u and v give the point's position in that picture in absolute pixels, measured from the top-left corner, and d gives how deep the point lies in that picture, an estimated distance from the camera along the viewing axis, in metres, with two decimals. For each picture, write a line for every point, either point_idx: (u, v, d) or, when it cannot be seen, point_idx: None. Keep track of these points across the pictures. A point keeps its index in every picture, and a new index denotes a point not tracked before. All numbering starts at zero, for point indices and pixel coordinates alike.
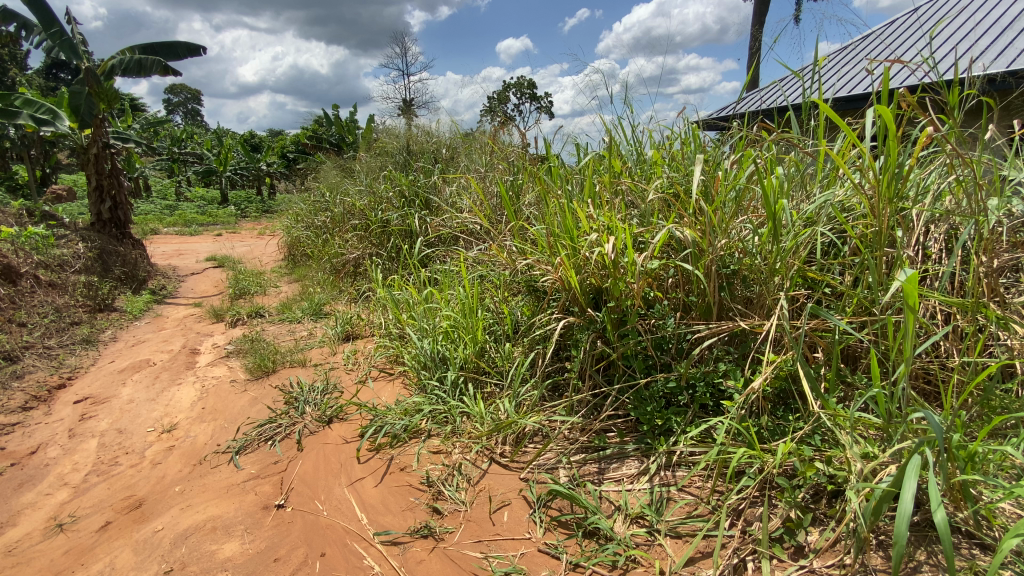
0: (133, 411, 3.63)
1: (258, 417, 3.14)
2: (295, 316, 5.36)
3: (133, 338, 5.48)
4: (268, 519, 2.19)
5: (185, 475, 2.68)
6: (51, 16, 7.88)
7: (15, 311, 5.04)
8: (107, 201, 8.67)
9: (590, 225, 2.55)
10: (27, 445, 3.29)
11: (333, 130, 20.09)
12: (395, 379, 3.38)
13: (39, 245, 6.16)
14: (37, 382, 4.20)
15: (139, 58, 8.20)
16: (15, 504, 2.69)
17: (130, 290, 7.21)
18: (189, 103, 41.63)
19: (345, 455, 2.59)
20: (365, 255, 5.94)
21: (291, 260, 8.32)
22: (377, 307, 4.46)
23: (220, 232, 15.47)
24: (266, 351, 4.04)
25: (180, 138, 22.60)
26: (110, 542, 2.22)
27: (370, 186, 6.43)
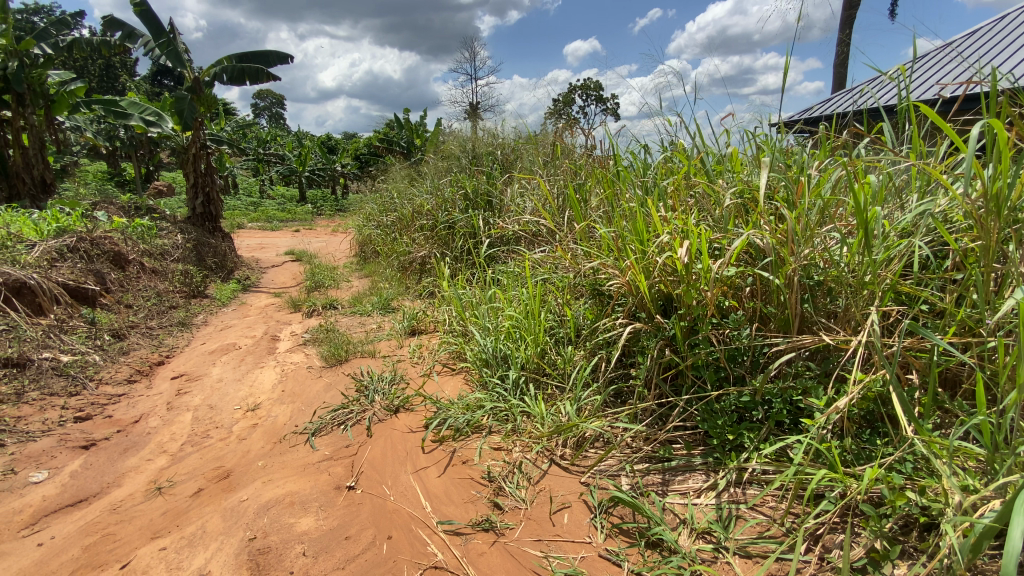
0: (222, 389, 3.96)
1: (331, 402, 3.34)
2: (365, 309, 5.63)
3: (221, 323, 5.96)
4: (340, 499, 2.32)
5: (266, 452, 2.89)
6: (158, 26, 8.73)
7: (124, 294, 5.60)
8: (201, 197, 9.48)
9: (661, 228, 2.49)
10: (132, 414, 3.66)
11: (404, 133, 20.91)
12: (458, 374, 3.47)
13: (144, 235, 6.83)
14: (140, 358, 4.65)
15: (240, 66, 8.96)
16: (122, 466, 2.99)
17: (219, 279, 7.85)
18: (274, 108, 44.66)
19: (411, 445, 2.69)
20: (431, 254, 6.13)
21: (361, 256, 8.74)
22: (442, 304, 4.60)
23: (298, 228, 16.50)
24: (339, 341, 4.28)
25: (266, 140, 24.34)
26: (202, 508, 2.43)
27: (436, 187, 6.63)
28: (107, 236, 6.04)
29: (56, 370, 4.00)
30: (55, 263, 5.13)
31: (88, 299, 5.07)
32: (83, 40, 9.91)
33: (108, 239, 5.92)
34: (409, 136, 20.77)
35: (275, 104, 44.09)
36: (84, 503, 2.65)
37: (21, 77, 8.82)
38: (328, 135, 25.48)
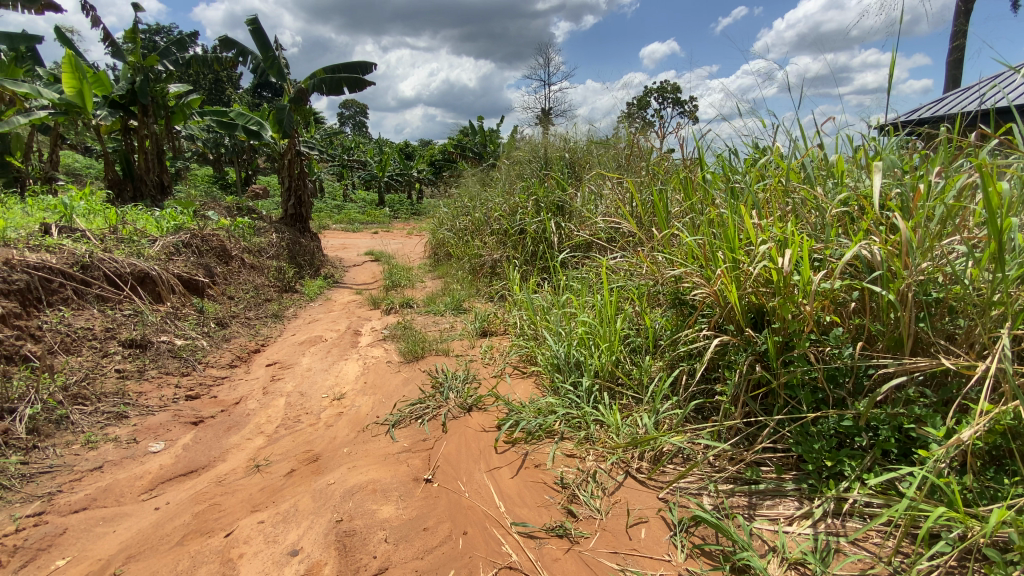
0: (311, 377, 4.26)
1: (410, 397, 3.48)
2: (439, 309, 5.81)
3: (308, 317, 6.39)
4: (418, 490, 2.41)
5: (351, 439, 3.06)
6: (264, 43, 9.55)
7: (227, 286, 6.16)
8: (294, 200, 10.24)
9: (755, 236, 2.36)
10: (233, 396, 4.01)
11: (477, 139, 21.44)
12: (529, 378, 3.48)
13: (245, 234, 7.47)
14: (240, 345, 5.10)
15: (333, 77, 9.59)
16: (226, 442, 3.29)
17: (307, 276, 8.43)
18: (358, 116, 47.29)
19: (485, 444, 2.74)
20: (502, 258, 6.21)
21: (434, 259, 9.04)
22: (513, 307, 4.64)
23: (376, 230, 17.37)
24: (415, 339, 4.45)
25: (350, 147, 25.88)
26: (295, 487, 2.62)
27: (508, 192, 6.71)
28: (214, 233, 6.66)
29: (172, 352, 4.47)
30: (172, 255, 5.69)
31: (197, 290, 5.61)
32: (199, 58, 11.04)
33: (215, 236, 6.52)
34: (482, 143, 21.34)
35: (359, 113, 46.61)
36: (194, 474, 2.93)
37: (148, 91, 9.92)
38: (406, 141, 26.66)
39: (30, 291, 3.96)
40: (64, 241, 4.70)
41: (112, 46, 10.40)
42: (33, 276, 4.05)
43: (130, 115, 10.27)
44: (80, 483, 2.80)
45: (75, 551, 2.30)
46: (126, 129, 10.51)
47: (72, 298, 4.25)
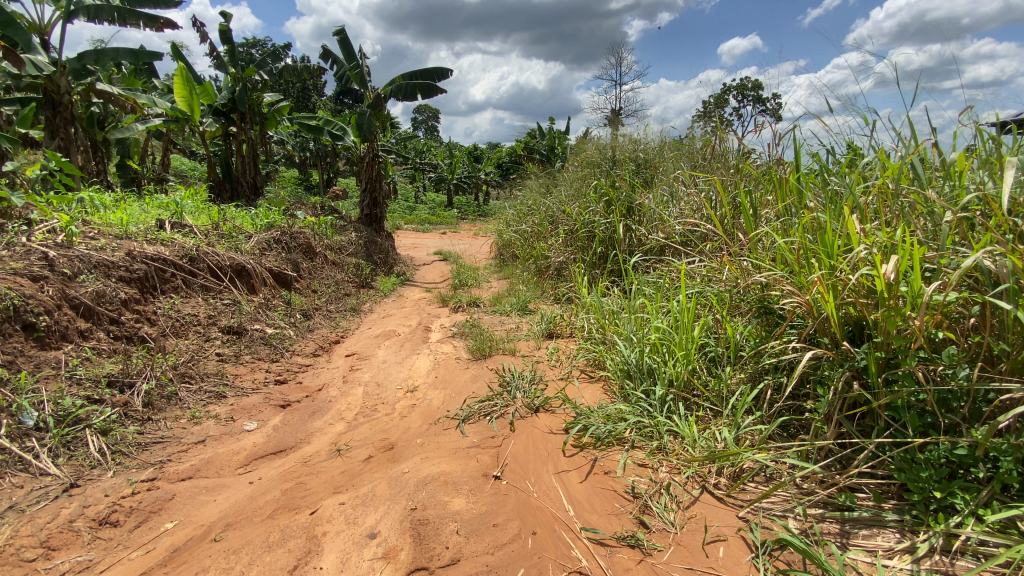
0: (386, 369, 4.46)
1: (479, 393, 3.55)
2: (505, 309, 5.86)
3: (382, 312, 6.70)
4: (488, 487, 2.45)
5: (424, 431, 3.18)
6: (351, 52, 10.12)
7: (311, 280, 6.59)
8: (369, 200, 10.71)
9: (856, 241, 2.19)
10: (316, 382, 4.28)
11: (545, 141, 21.59)
12: (597, 383, 3.41)
13: (327, 232, 7.95)
14: (322, 337, 5.44)
15: (410, 83, 9.99)
16: (311, 425, 3.52)
17: (381, 273, 8.85)
18: (430, 120, 48.79)
19: (553, 446, 2.74)
20: (569, 260, 6.15)
21: (500, 260, 9.16)
22: (581, 310, 4.57)
23: (444, 230, 17.91)
24: (483, 337, 4.54)
25: (422, 150, 26.85)
26: (373, 473, 2.75)
27: (576, 194, 6.65)
28: (301, 230, 7.13)
29: (263, 340, 4.85)
30: (265, 250, 6.14)
31: (285, 283, 6.04)
32: (291, 67, 11.86)
33: (301, 234, 6.97)
34: (550, 145, 21.48)
35: (431, 118, 48.06)
36: (283, 453, 3.16)
37: (246, 99, 10.81)
38: (475, 144, 27.22)
39: (148, 279, 4.40)
40: (175, 235, 5.14)
41: (216, 60, 11.43)
42: (150, 266, 4.48)
43: (230, 122, 11.22)
44: (186, 454, 3.11)
45: (182, 517, 2.55)
46: (226, 134, 11.47)
47: (181, 286, 4.69)
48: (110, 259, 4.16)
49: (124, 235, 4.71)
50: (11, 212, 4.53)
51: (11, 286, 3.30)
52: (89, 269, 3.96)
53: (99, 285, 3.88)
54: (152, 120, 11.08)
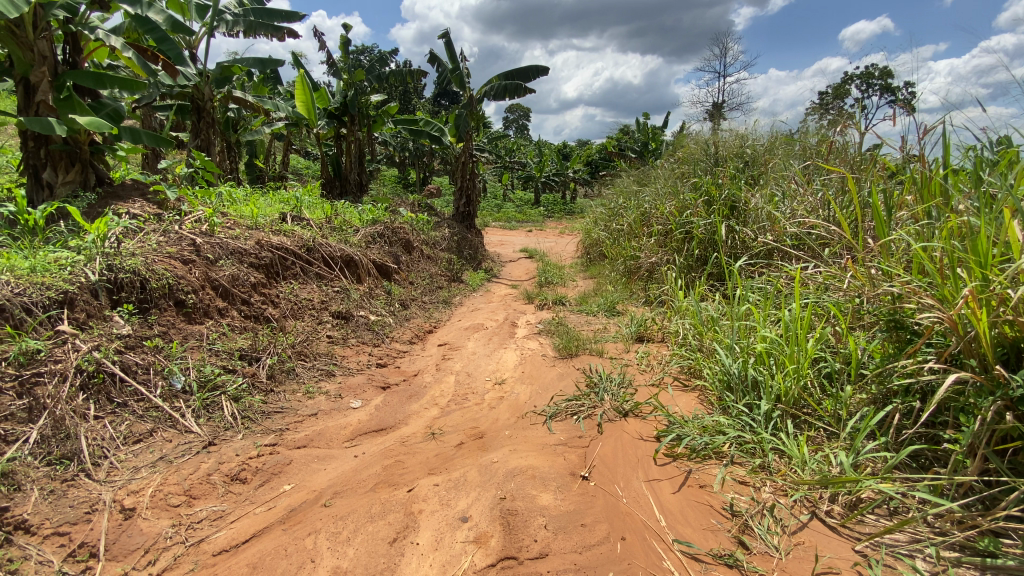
0: (476, 360, 4.62)
1: (566, 391, 3.56)
2: (592, 310, 5.79)
3: (470, 306, 6.93)
4: (575, 486, 2.45)
5: (512, 424, 3.26)
6: (451, 55, 10.50)
7: (408, 273, 6.98)
8: (464, 199, 11.17)
9: (1018, 249, 1.89)
10: (412, 368, 4.54)
11: (639, 138, 21.07)
12: (692, 392, 3.25)
13: (424, 227, 8.37)
14: (417, 326, 5.80)
15: (506, 83, 10.17)
16: (407, 408, 3.74)
17: (471, 268, 9.14)
18: (521, 119, 49.24)
19: (642, 453, 2.66)
20: (663, 261, 5.90)
21: (587, 259, 9.05)
22: (675, 314, 4.38)
23: (531, 228, 18.10)
24: (570, 336, 4.54)
25: (513, 149, 27.28)
26: (464, 459, 2.87)
27: (672, 193, 6.37)
28: (401, 225, 7.55)
29: (367, 326, 5.24)
30: (370, 243, 6.57)
31: (386, 274, 6.43)
32: (396, 72, 12.56)
33: (401, 229, 7.38)
34: (643, 142, 20.89)
35: (522, 117, 48.36)
36: (383, 432, 3.39)
37: (356, 103, 11.64)
38: (565, 142, 27.14)
39: (272, 266, 4.90)
40: (295, 227, 5.63)
41: (332, 67, 12.42)
42: (275, 255, 4.99)
43: (342, 124, 12.16)
44: (301, 424, 3.45)
45: (297, 481, 2.83)
46: (338, 136, 12.45)
47: (299, 272, 5.17)
48: (243, 246, 4.69)
49: (254, 225, 5.23)
50: (167, 204, 5.24)
51: (167, 267, 3.83)
52: (227, 255, 4.49)
53: (234, 270, 4.40)
54: (278, 123, 12.30)
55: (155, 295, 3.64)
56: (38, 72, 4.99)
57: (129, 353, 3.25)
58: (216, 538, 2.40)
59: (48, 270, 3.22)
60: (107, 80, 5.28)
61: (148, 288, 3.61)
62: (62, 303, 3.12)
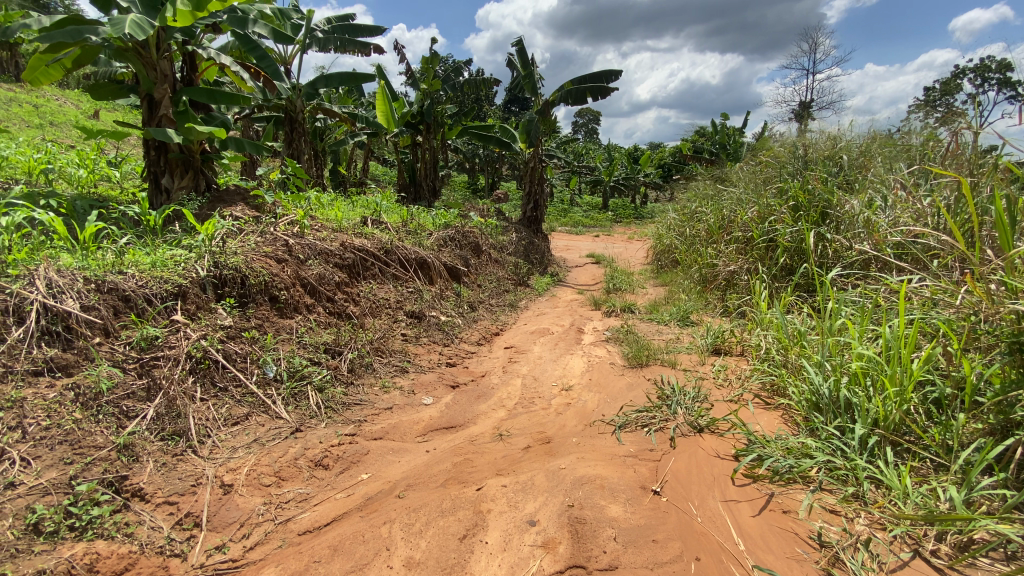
0: (543, 364, 4.63)
1: (636, 402, 3.47)
2: (663, 318, 5.61)
3: (536, 311, 6.96)
4: (646, 500, 2.39)
5: (580, 431, 3.23)
6: (525, 61, 10.60)
7: (477, 276, 7.13)
8: (532, 204, 11.26)
9: None
10: (480, 369, 4.64)
11: (717, 140, 20.25)
12: (775, 411, 3.05)
13: (493, 231, 8.52)
14: (484, 328, 5.92)
15: (579, 88, 10.12)
16: (476, 408, 3.81)
17: (538, 272, 9.19)
18: (590, 122, 48.67)
19: (719, 472, 2.54)
20: (743, 270, 5.60)
21: (658, 265, 8.79)
22: (756, 327, 4.14)
23: (598, 233, 17.90)
24: (640, 345, 4.43)
25: (582, 153, 27.10)
26: (532, 462, 2.89)
27: (754, 198, 6.03)
28: (471, 229, 7.73)
29: (437, 326, 5.43)
30: (442, 246, 6.79)
31: (457, 276, 6.61)
32: (470, 80, 12.88)
33: (471, 233, 7.56)
34: (721, 144, 20.06)
35: (592, 120, 47.77)
36: (453, 429, 3.49)
37: (432, 111, 12.08)
38: (636, 146, 26.60)
39: (355, 266, 5.20)
40: (375, 230, 5.92)
41: (411, 76, 12.96)
42: (357, 256, 5.29)
43: (418, 132, 12.65)
44: (377, 417, 3.63)
45: (373, 471, 2.99)
46: (414, 143, 12.97)
47: (378, 273, 5.44)
48: (329, 248, 5.01)
49: (339, 228, 5.56)
50: (264, 208, 5.71)
51: (263, 266, 4.17)
52: (315, 255, 4.82)
53: (321, 270, 4.70)
54: (360, 132, 13.02)
55: (253, 290, 3.98)
56: (161, 89, 5.59)
57: (230, 342, 3.56)
58: (301, 518, 2.59)
59: (166, 265, 3.61)
60: (218, 95, 5.88)
61: (248, 284, 3.95)
62: (176, 295, 3.49)
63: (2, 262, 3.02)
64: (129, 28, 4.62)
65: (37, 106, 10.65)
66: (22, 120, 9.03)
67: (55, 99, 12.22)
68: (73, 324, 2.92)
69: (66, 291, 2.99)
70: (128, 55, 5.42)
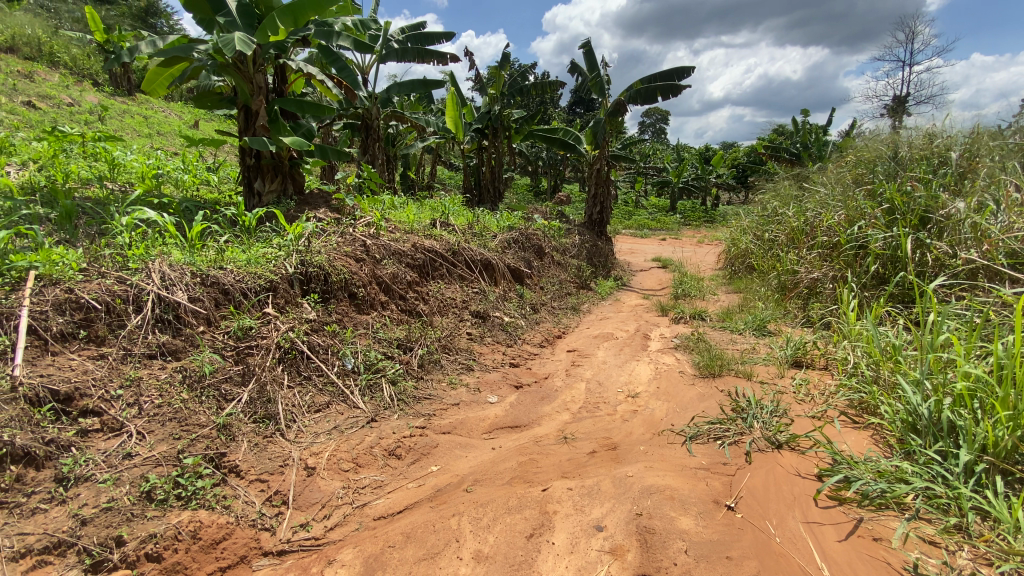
0: (607, 369, 4.57)
1: (709, 413, 3.35)
2: (737, 327, 5.36)
3: (600, 315, 6.88)
4: (720, 514, 2.31)
5: (648, 440, 3.17)
6: (593, 62, 10.52)
7: (540, 278, 7.16)
8: (597, 206, 11.14)
9: None
10: (543, 371, 4.66)
11: (798, 139, 19.06)
12: (864, 430, 2.83)
13: (557, 234, 8.52)
14: (547, 330, 5.93)
15: (649, 87, 9.89)
16: (541, 410, 3.84)
17: (601, 276, 9.07)
18: (658, 122, 47.34)
19: (800, 491, 2.40)
20: (828, 278, 5.22)
21: (730, 271, 8.40)
22: (843, 340, 3.85)
23: (665, 236, 17.37)
24: (712, 354, 4.26)
25: (649, 155, 26.42)
26: (597, 468, 2.87)
27: (841, 201, 5.61)
28: (535, 232, 7.78)
29: (501, 326, 5.51)
30: (506, 248, 6.88)
31: (520, 278, 6.67)
32: (536, 83, 12.95)
33: (535, 235, 7.60)
34: (802, 142, 18.86)
35: (660, 120, 46.38)
36: (518, 429, 3.54)
37: (499, 115, 12.26)
38: (707, 146, 25.58)
39: (424, 267, 5.39)
40: (443, 231, 6.10)
41: (480, 81, 13.22)
42: (427, 256, 5.48)
43: (485, 136, 12.89)
44: (445, 412, 3.75)
45: (442, 465, 3.09)
46: (481, 146, 13.23)
47: (446, 273, 5.61)
48: (402, 248, 5.23)
49: (411, 230, 5.78)
50: (344, 210, 6.06)
51: (344, 264, 4.44)
52: (390, 255, 5.05)
53: (395, 269, 4.92)
54: (429, 137, 13.46)
55: (334, 287, 4.24)
56: (257, 100, 6.08)
57: (314, 334, 3.82)
58: (376, 504, 2.74)
59: (260, 262, 3.92)
60: (305, 106, 6.39)
61: (330, 281, 4.22)
62: (268, 290, 3.79)
63: (125, 257, 3.42)
64: (238, 44, 5.08)
65: (148, 118, 11.87)
66: (135, 130, 10.09)
67: (161, 111, 13.55)
68: (182, 313, 3.26)
69: (177, 283, 3.34)
70: (229, 70, 5.91)
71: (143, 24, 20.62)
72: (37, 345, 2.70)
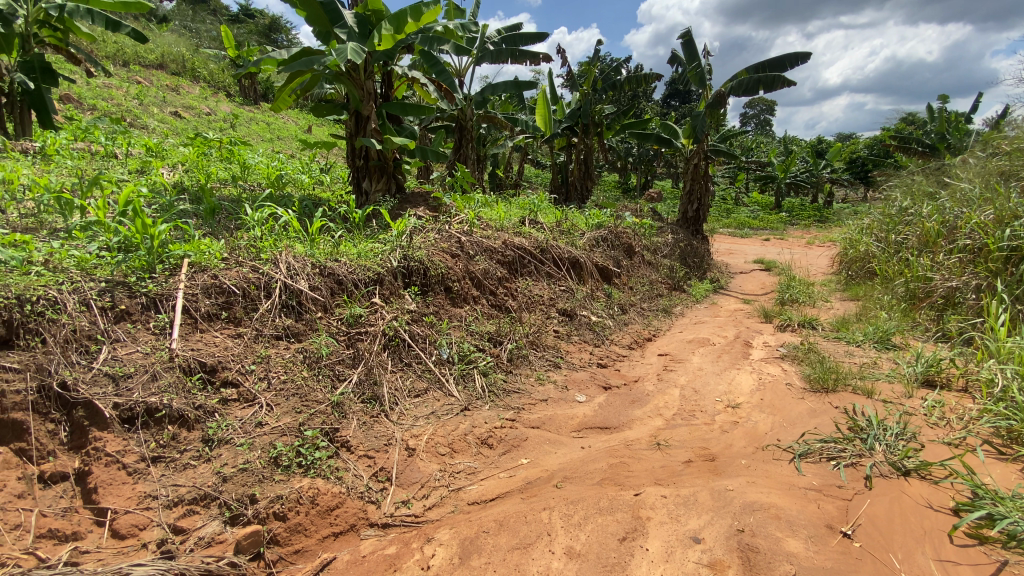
0: (703, 376, 4.36)
1: (821, 430, 3.08)
2: (854, 339, 4.86)
3: (693, 319, 6.58)
4: (834, 541, 2.13)
5: (750, 454, 3.00)
6: (694, 52, 10.00)
7: (629, 278, 6.99)
8: (694, 205, 10.66)
9: None
10: (633, 373, 4.57)
11: (935, 127, 16.76)
12: (1014, 463, 2.45)
13: (649, 232, 8.25)
14: (636, 332, 5.79)
15: (757, 78, 9.24)
16: (631, 413, 3.76)
17: (696, 277, 8.66)
18: (763, 113, 43.95)
19: (931, 525, 2.14)
20: (969, 287, 4.56)
21: (846, 276, 7.60)
22: (989, 359, 3.36)
23: (769, 236, 16.12)
24: (825, 366, 3.91)
25: (752, 148, 24.62)
26: (694, 477, 2.77)
27: (992, 200, 4.85)
28: (625, 230, 7.58)
29: (589, 326, 5.47)
30: (595, 246, 6.80)
31: (608, 277, 6.57)
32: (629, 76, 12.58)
33: (625, 234, 7.42)
34: (940, 132, 16.57)
35: (765, 111, 42.95)
36: (608, 430, 3.51)
37: (591, 112, 12.10)
38: (821, 138, 23.31)
39: (514, 263, 5.50)
40: (532, 229, 6.16)
41: (572, 77, 13.11)
42: (517, 253, 5.59)
43: (574, 133, 12.78)
44: (534, 407, 3.81)
45: (532, 459, 3.16)
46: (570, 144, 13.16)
47: (534, 270, 5.67)
48: (493, 245, 5.37)
49: (502, 226, 5.91)
50: (441, 208, 6.34)
51: (441, 259, 4.65)
52: (482, 251, 5.20)
53: (486, 265, 5.07)
54: (520, 135, 13.63)
55: (432, 280, 4.47)
56: (367, 105, 6.55)
57: (414, 324, 4.05)
58: (470, 490, 2.87)
59: (368, 255, 4.22)
60: (409, 108, 6.76)
61: (429, 275, 4.45)
62: (375, 281, 4.09)
63: (258, 248, 3.85)
64: (350, 54, 5.52)
65: (271, 124, 13.22)
66: (261, 136, 11.28)
67: (282, 118, 14.98)
68: (303, 300, 3.62)
69: (300, 273, 3.72)
70: (343, 79, 6.43)
71: (268, 39, 22.88)
72: (190, 322, 3.14)
